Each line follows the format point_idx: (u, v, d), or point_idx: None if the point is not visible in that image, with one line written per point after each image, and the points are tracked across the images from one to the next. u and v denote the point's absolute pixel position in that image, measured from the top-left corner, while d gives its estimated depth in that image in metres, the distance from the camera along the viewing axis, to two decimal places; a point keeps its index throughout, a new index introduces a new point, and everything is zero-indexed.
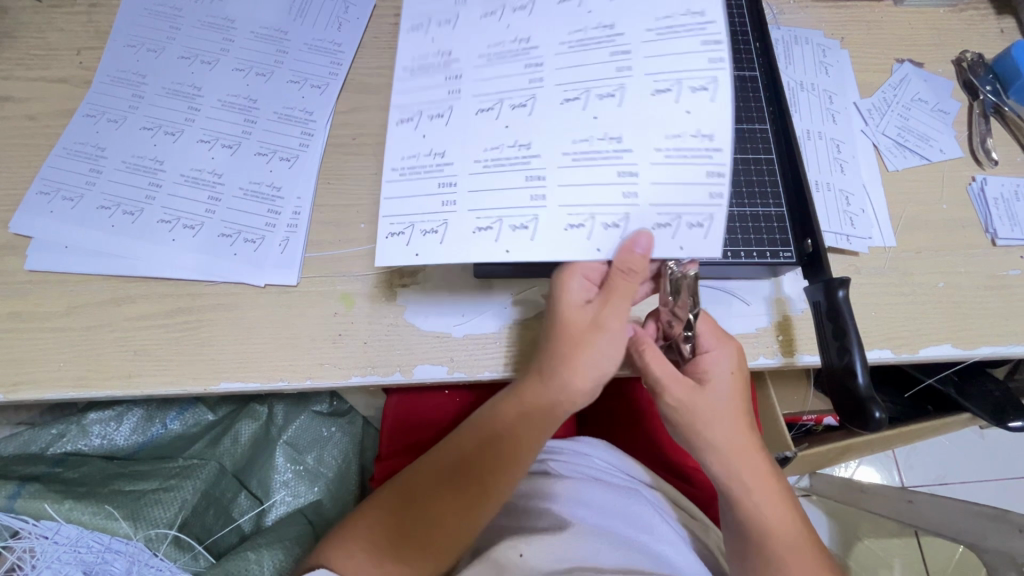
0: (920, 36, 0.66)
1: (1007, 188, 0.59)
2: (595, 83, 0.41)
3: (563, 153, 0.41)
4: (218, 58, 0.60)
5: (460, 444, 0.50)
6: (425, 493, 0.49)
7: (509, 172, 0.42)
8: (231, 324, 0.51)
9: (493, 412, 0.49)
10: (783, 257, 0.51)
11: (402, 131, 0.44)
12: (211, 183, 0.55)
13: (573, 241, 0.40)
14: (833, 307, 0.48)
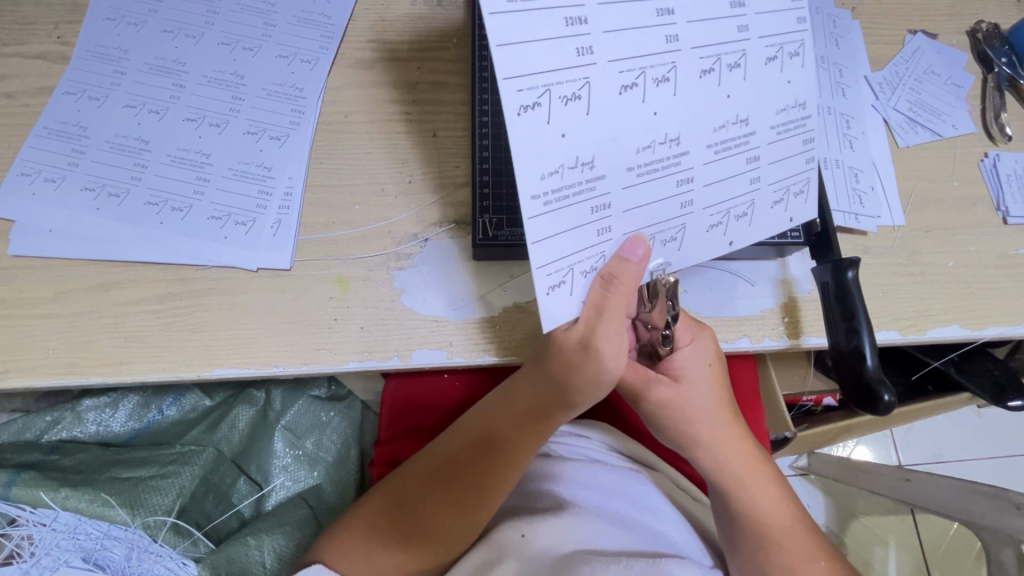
0: (935, 6, 0.63)
1: (1020, 165, 0.58)
2: (723, 43, 0.36)
3: (710, 143, 0.37)
4: (203, 31, 0.57)
5: (461, 438, 0.50)
6: (419, 487, 0.49)
7: (658, 178, 0.36)
8: (224, 309, 0.50)
9: (495, 419, 0.49)
10: (790, 238, 0.50)
11: (530, 133, 0.31)
12: (200, 163, 0.53)
13: (716, 239, 0.42)
14: (837, 291, 0.47)
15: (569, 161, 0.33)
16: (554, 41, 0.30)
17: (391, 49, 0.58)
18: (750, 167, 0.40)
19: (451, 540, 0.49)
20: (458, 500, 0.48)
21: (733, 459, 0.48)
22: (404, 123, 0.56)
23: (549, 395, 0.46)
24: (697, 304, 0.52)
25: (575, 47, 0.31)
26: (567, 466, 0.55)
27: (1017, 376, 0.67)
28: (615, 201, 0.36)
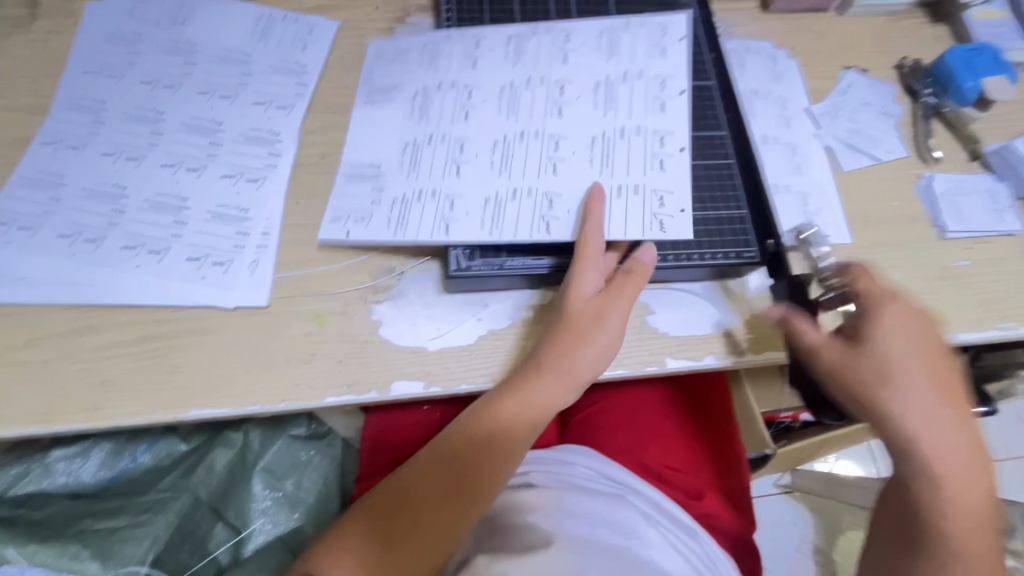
0: (863, 44, 0.69)
1: (952, 186, 0.62)
2: (602, 104, 0.56)
3: (620, 161, 0.54)
4: (181, 81, 0.59)
5: (466, 446, 0.50)
6: (423, 507, 0.48)
7: (574, 187, 0.53)
8: (201, 350, 0.50)
9: (489, 407, 0.49)
10: (747, 256, 0.54)
11: (442, 202, 0.53)
12: (176, 207, 0.54)
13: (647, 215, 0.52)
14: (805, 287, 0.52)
15: (487, 202, 0.53)
16: (454, 135, 0.56)
17: None
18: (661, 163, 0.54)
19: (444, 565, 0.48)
20: (458, 522, 0.48)
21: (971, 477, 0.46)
22: None
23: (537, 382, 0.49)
24: (666, 323, 0.54)
25: (462, 133, 0.56)
26: (548, 498, 0.56)
27: (977, 385, 0.71)
28: (547, 209, 0.52)
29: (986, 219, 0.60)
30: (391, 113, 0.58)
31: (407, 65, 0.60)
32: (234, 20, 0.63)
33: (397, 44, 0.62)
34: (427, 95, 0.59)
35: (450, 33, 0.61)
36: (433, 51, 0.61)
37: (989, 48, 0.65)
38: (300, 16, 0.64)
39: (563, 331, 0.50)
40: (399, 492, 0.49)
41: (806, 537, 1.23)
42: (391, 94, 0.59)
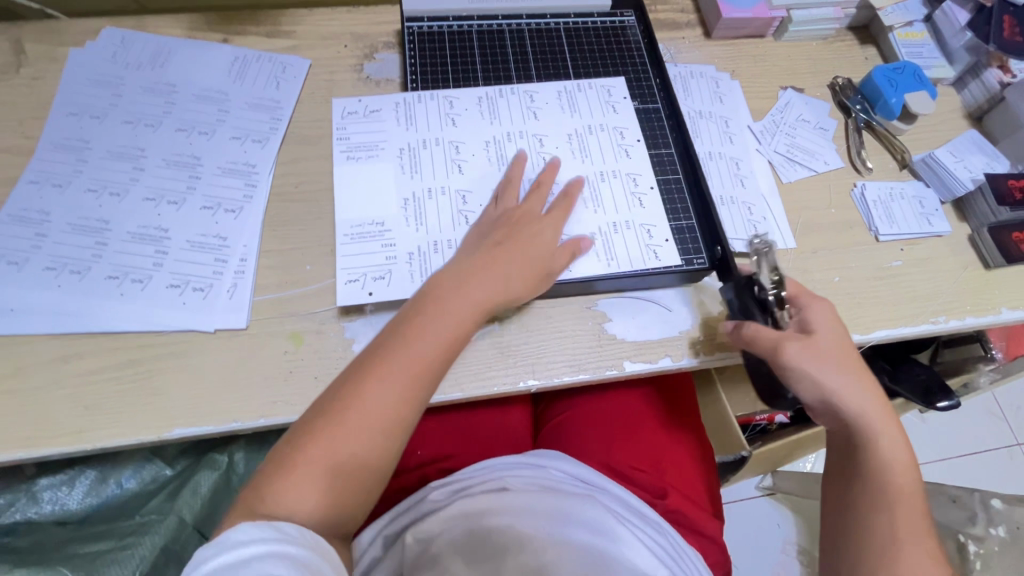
0: (799, 66, 0.75)
1: (883, 192, 0.67)
2: (569, 156, 0.63)
3: (593, 208, 0.60)
4: (161, 120, 0.63)
5: (418, 329, 0.50)
6: (374, 388, 0.47)
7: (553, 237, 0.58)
8: (184, 372, 0.53)
9: (431, 307, 0.51)
10: (696, 263, 0.59)
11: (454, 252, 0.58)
12: (158, 237, 0.57)
13: (644, 248, 0.59)
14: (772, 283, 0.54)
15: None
16: (436, 187, 0.60)
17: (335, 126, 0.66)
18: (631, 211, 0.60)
19: (393, 449, 0.48)
20: (409, 403, 0.48)
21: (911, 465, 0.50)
22: None
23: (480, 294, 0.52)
24: (623, 329, 0.58)
25: (450, 185, 0.61)
26: (520, 499, 0.57)
27: (940, 379, 0.75)
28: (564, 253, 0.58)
29: (915, 223, 0.66)
30: (381, 167, 0.61)
31: (382, 123, 0.63)
32: (211, 62, 0.67)
33: (363, 103, 0.65)
34: (413, 151, 0.62)
35: (420, 94, 0.65)
36: (407, 109, 0.64)
37: (910, 65, 0.71)
38: (273, 56, 0.69)
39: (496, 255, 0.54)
40: (348, 379, 0.48)
41: (790, 538, 1.26)
42: (374, 150, 0.62)
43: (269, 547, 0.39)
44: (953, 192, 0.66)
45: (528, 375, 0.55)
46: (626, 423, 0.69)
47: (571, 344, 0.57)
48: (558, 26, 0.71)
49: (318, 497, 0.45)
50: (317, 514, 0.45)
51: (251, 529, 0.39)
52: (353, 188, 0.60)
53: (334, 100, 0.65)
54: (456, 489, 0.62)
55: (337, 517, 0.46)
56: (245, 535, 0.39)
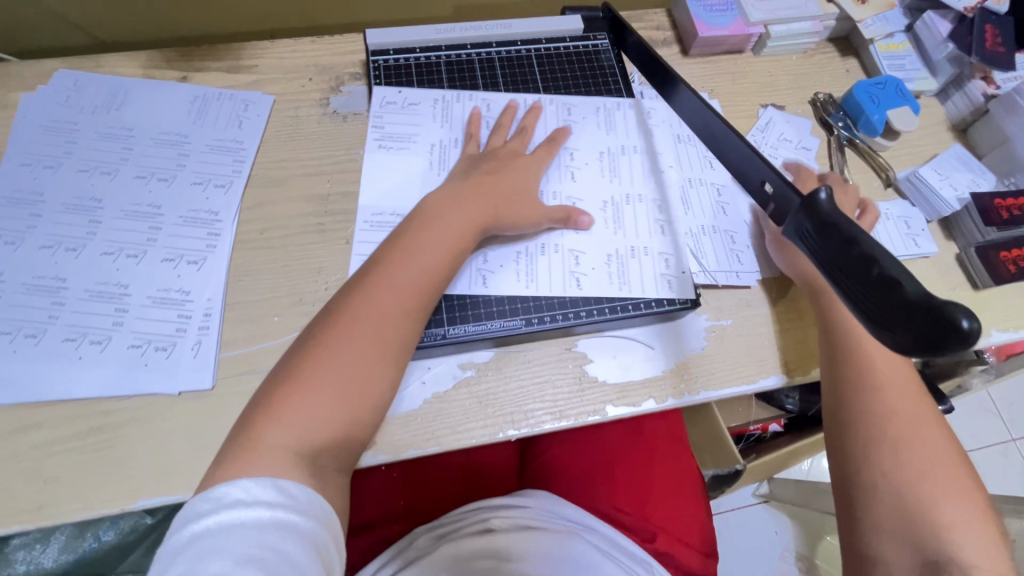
0: (780, 82, 0.73)
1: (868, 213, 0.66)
2: (605, 181, 0.63)
3: (614, 228, 0.61)
4: (118, 167, 0.60)
5: (401, 253, 0.52)
6: (365, 313, 0.49)
7: (563, 256, 0.59)
8: (148, 437, 0.51)
9: (407, 247, 0.53)
10: (680, 303, 0.58)
11: (477, 260, 0.58)
12: (117, 294, 0.55)
13: (660, 272, 0.59)
14: (870, 275, 0.31)
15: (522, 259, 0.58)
16: None
17: (301, 166, 0.63)
18: (654, 234, 0.61)
19: (394, 371, 0.49)
20: (404, 319, 0.50)
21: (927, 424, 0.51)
22: (317, 233, 0.60)
23: (454, 239, 0.54)
24: (604, 371, 0.56)
25: None
26: (505, 543, 0.56)
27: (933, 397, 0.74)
28: (577, 266, 0.58)
29: (902, 244, 0.64)
30: (409, 162, 0.63)
31: (417, 118, 0.65)
32: (169, 102, 0.65)
33: (404, 95, 0.66)
34: (445, 147, 0.64)
35: (459, 93, 0.67)
36: (445, 108, 0.65)
37: (891, 79, 0.69)
38: (234, 93, 0.66)
39: (474, 200, 0.56)
40: (335, 314, 0.49)
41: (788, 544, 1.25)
42: (407, 143, 0.63)
43: (229, 517, 0.39)
44: (939, 211, 0.65)
45: (508, 425, 0.54)
46: (612, 458, 0.69)
47: (550, 391, 0.55)
48: (529, 52, 0.70)
49: (317, 431, 0.45)
50: (320, 450, 0.45)
51: (223, 494, 0.40)
52: (382, 182, 0.61)
53: (376, 86, 0.66)
54: (438, 535, 0.60)
55: (342, 448, 0.46)
56: (210, 503, 0.39)
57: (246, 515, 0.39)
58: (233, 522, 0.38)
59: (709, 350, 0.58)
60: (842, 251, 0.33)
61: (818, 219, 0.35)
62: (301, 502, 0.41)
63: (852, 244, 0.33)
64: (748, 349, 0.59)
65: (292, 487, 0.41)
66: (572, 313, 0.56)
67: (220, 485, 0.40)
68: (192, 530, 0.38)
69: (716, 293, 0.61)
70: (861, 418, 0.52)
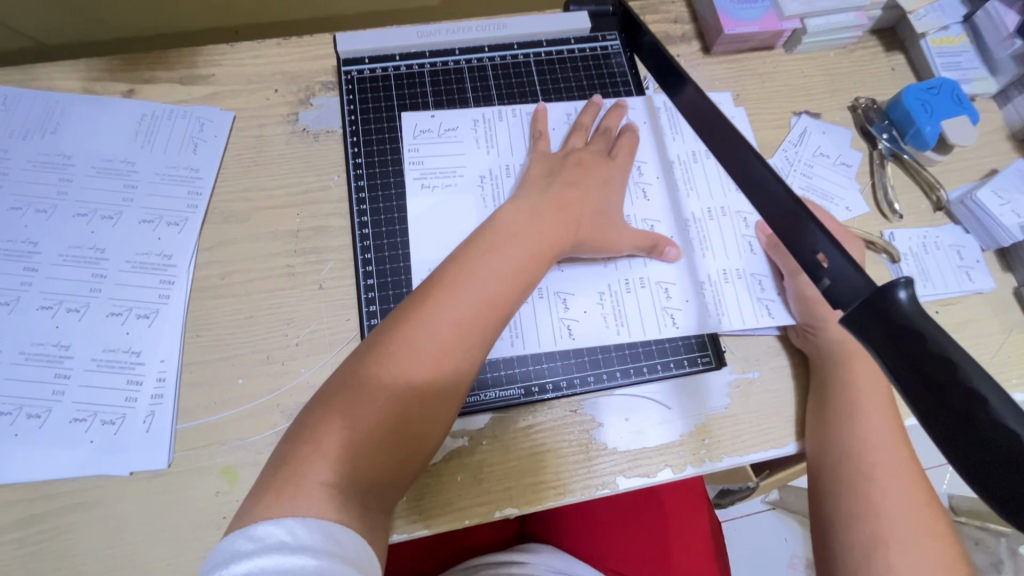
0: (815, 84, 0.64)
1: (915, 242, 0.58)
2: (684, 199, 0.58)
3: (702, 256, 0.56)
4: (55, 203, 0.52)
5: (473, 262, 0.45)
6: (433, 329, 0.41)
7: (651, 290, 0.54)
8: (96, 526, 0.44)
9: (461, 270, 0.44)
10: (701, 364, 0.52)
11: (554, 303, 0.53)
12: (58, 357, 0.48)
13: (755, 304, 0.54)
14: (964, 410, 0.24)
15: (606, 297, 0.53)
16: None
17: (266, 196, 0.55)
18: (741, 262, 0.56)
19: (454, 404, 0.43)
20: (474, 343, 0.43)
21: (903, 465, 0.44)
22: (286, 278, 0.52)
23: (515, 260, 0.46)
24: (614, 436, 0.50)
25: None
26: None
27: None
28: (668, 300, 0.54)
29: (953, 280, 0.56)
30: (458, 197, 0.55)
31: (459, 145, 0.57)
32: (113, 122, 0.56)
33: (438, 120, 0.58)
34: (495, 177, 0.57)
35: (501, 109, 0.59)
36: (487, 129, 0.58)
37: (948, 82, 0.59)
38: (188, 110, 0.57)
39: (535, 217, 0.49)
40: (395, 327, 0.42)
41: (797, 552, 1.09)
42: (452, 177, 0.56)
43: (272, 559, 0.31)
44: (998, 240, 0.57)
45: (506, 503, 0.47)
46: (622, 511, 0.62)
47: (551, 462, 0.48)
48: (527, 58, 0.62)
49: (367, 468, 0.38)
50: (365, 489, 0.38)
51: (267, 532, 0.32)
52: (431, 222, 0.55)
53: (403, 113, 0.58)
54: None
55: (385, 488, 0.39)
56: (252, 543, 0.32)
57: (291, 559, 0.31)
58: (275, 566, 0.31)
59: (733, 409, 0.51)
60: (926, 369, 0.25)
61: (890, 318, 0.27)
62: (349, 552, 0.33)
63: (942, 362, 0.25)
64: (779, 407, 0.51)
65: (340, 535, 0.34)
66: (576, 379, 0.51)
67: (260, 524, 0.33)
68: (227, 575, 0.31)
69: (741, 342, 0.54)
70: (843, 471, 0.45)
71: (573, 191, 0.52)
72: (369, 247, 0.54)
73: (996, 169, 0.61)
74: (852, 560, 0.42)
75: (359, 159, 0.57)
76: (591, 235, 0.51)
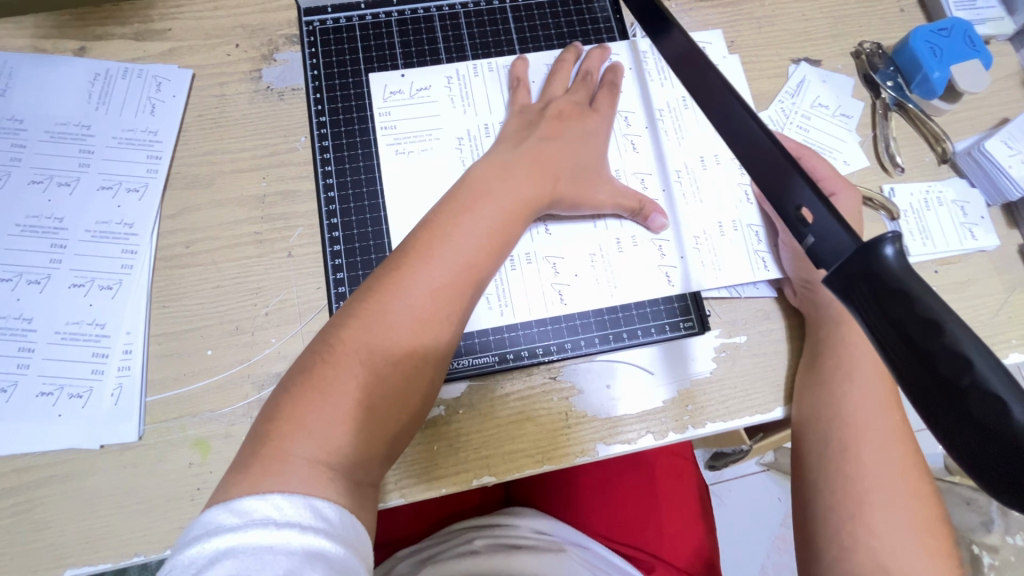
0: (815, 28, 0.59)
1: (916, 198, 0.54)
2: (672, 151, 0.55)
3: (694, 212, 0.53)
4: (9, 170, 0.50)
5: (448, 224, 0.42)
6: (408, 297, 0.39)
7: (640, 248, 0.52)
8: (70, 499, 0.44)
9: (433, 231, 0.42)
10: (683, 327, 0.50)
11: (536, 265, 0.50)
12: (20, 331, 0.47)
13: (751, 257, 0.52)
14: (953, 378, 0.22)
15: (594, 257, 0.51)
16: None
17: (229, 159, 0.52)
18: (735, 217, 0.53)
19: (437, 374, 0.41)
20: (455, 309, 0.41)
21: (891, 421, 0.43)
22: (253, 244, 0.50)
23: (492, 218, 0.43)
24: (593, 403, 0.48)
25: None
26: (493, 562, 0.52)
27: None
28: (661, 258, 0.52)
29: (955, 238, 0.53)
30: (435, 160, 0.52)
31: (433, 105, 0.54)
32: (66, 83, 0.53)
33: (409, 80, 0.55)
34: (473, 138, 0.53)
35: (477, 65, 0.55)
36: (462, 85, 0.55)
37: (960, 22, 0.55)
38: (144, 68, 0.54)
39: (511, 172, 0.46)
40: (366, 297, 0.39)
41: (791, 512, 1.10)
42: (428, 140, 0.53)
43: (259, 534, 0.29)
44: (1005, 195, 0.53)
45: (483, 471, 0.46)
46: (614, 474, 0.62)
47: (529, 430, 0.47)
48: (503, 5, 0.58)
49: (354, 445, 0.36)
50: (355, 466, 0.35)
51: (253, 505, 0.30)
52: (406, 183, 0.52)
53: (370, 75, 0.55)
54: (420, 559, 0.55)
55: (375, 465, 0.37)
56: (237, 518, 0.30)
57: (280, 536, 0.29)
58: (263, 542, 0.29)
59: (717, 375, 0.49)
60: (913, 335, 0.23)
61: (878, 280, 0.24)
62: (339, 530, 0.31)
63: (931, 325, 0.23)
64: (765, 372, 0.50)
65: (331, 510, 0.32)
66: (553, 346, 0.49)
67: (243, 498, 0.31)
68: (212, 549, 0.28)
69: (729, 306, 0.51)
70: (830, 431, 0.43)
71: (550, 144, 0.48)
72: (338, 212, 0.51)
73: (1007, 118, 0.57)
74: (836, 515, 0.40)
75: (324, 118, 0.54)
76: (570, 193, 0.48)
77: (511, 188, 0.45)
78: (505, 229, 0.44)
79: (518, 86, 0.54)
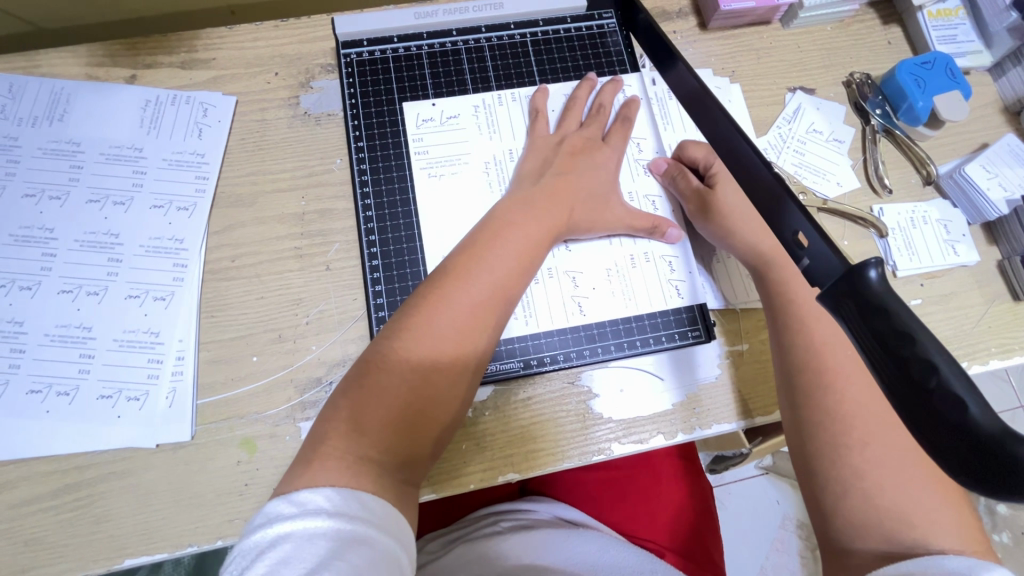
0: (810, 59, 0.64)
1: (904, 217, 0.59)
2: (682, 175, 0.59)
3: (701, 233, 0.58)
4: (68, 190, 0.54)
5: (481, 251, 0.48)
6: (449, 315, 0.45)
7: (652, 265, 0.56)
8: (129, 493, 0.48)
9: (465, 260, 0.48)
10: (690, 337, 0.55)
11: (556, 279, 0.55)
12: (81, 338, 0.51)
13: (744, 283, 0.57)
14: (921, 379, 0.26)
15: (610, 272, 0.55)
16: None
17: (270, 180, 0.56)
18: None
19: (472, 385, 0.46)
20: (488, 327, 0.47)
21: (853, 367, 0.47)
22: (294, 259, 0.54)
23: (518, 248, 0.49)
24: (607, 405, 0.52)
25: None
26: (512, 539, 0.55)
27: None
28: (671, 273, 0.56)
29: (939, 253, 0.58)
30: (464, 184, 0.57)
31: (461, 132, 0.58)
32: (120, 109, 0.57)
33: (439, 108, 0.59)
34: (499, 162, 0.58)
35: (499, 93, 0.60)
36: (488, 114, 0.59)
37: (942, 56, 0.60)
38: (191, 95, 0.58)
39: (532, 203, 0.52)
40: (408, 317, 0.45)
41: (789, 514, 1.13)
42: (456, 164, 0.57)
43: (311, 522, 0.34)
44: (984, 215, 0.58)
45: (508, 469, 0.50)
46: (631, 471, 0.66)
47: (547, 430, 0.51)
48: (524, 38, 0.62)
49: (398, 444, 0.41)
50: (398, 465, 0.41)
51: (307, 497, 0.35)
52: (436, 204, 0.56)
53: (403, 103, 0.59)
54: (448, 540, 0.61)
55: (414, 466, 0.43)
56: (293, 507, 0.35)
57: (331, 523, 0.34)
58: (313, 529, 0.33)
59: (723, 379, 0.54)
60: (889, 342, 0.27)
61: (860, 296, 0.29)
62: (378, 518, 0.36)
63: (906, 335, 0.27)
64: (768, 378, 0.54)
65: (371, 502, 0.37)
66: (573, 353, 0.53)
67: (299, 491, 0.36)
68: (274, 533, 0.33)
69: (732, 317, 0.56)
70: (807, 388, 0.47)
71: (565, 177, 0.54)
72: (373, 228, 0.56)
73: (986, 143, 0.62)
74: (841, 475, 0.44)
75: (359, 142, 0.58)
76: (584, 218, 0.53)
77: (530, 217, 0.51)
78: (529, 259, 0.49)
79: (537, 117, 0.58)
